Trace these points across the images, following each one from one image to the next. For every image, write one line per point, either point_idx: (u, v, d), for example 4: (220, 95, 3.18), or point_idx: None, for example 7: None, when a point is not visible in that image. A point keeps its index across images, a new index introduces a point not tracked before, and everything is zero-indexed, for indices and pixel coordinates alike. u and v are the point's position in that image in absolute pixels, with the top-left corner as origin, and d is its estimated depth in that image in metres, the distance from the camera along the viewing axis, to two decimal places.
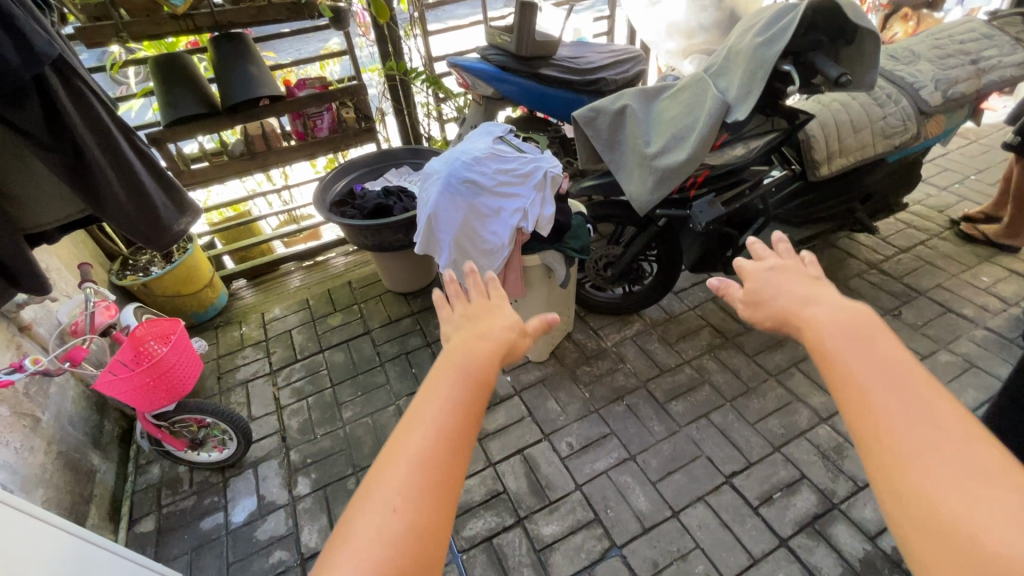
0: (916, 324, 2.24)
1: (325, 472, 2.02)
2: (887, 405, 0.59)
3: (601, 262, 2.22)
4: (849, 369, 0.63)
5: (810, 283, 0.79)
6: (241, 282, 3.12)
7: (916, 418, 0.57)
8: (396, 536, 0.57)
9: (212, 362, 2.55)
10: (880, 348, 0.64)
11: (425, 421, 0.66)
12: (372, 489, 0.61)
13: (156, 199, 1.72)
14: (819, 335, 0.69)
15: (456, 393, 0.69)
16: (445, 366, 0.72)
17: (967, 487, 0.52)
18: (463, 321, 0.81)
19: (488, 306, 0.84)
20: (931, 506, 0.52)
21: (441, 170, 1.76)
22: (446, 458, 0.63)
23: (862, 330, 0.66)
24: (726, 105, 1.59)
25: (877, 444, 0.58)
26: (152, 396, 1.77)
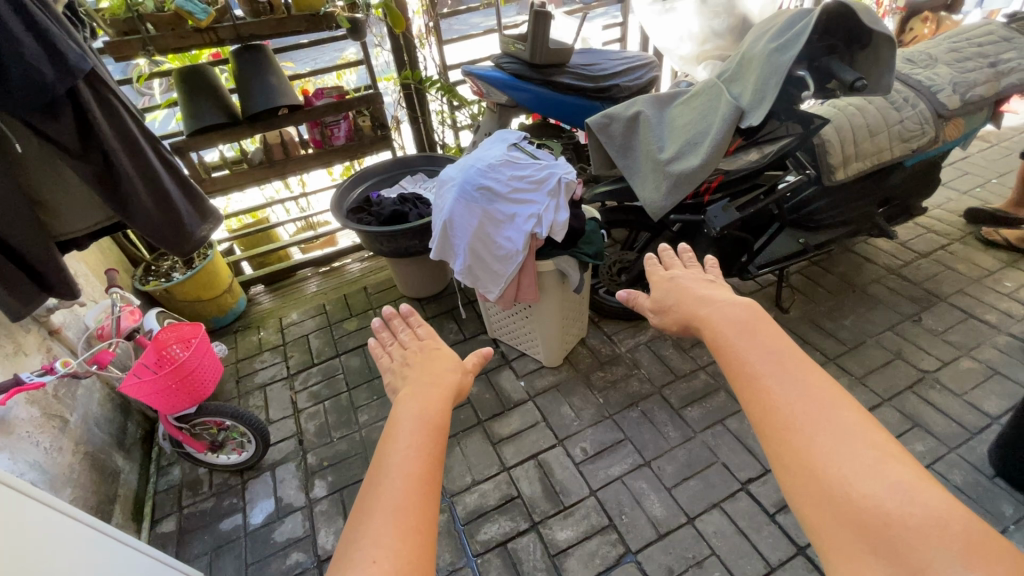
0: (937, 331, 2.21)
1: (341, 475, 2.05)
2: (763, 372, 0.77)
3: (614, 267, 2.27)
4: (735, 355, 0.82)
5: (707, 295, 1.00)
6: (259, 287, 3.18)
7: (783, 382, 0.75)
8: (394, 542, 0.64)
9: (232, 365, 2.60)
10: (758, 334, 0.83)
11: (411, 446, 0.76)
12: (371, 508, 0.68)
13: (181, 207, 1.77)
14: (713, 335, 0.88)
15: (430, 425, 0.81)
16: (422, 405, 0.86)
17: (819, 425, 0.69)
18: (416, 370, 1.00)
19: (429, 376, 0.96)
20: (798, 444, 0.69)
21: (456, 177, 1.79)
22: (431, 473, 0.73)
23: (741, 324, 0.86)
24: (740, 111, 1.59)
25: (759, 407, 0.75)
26: (174, 398, 1.81)
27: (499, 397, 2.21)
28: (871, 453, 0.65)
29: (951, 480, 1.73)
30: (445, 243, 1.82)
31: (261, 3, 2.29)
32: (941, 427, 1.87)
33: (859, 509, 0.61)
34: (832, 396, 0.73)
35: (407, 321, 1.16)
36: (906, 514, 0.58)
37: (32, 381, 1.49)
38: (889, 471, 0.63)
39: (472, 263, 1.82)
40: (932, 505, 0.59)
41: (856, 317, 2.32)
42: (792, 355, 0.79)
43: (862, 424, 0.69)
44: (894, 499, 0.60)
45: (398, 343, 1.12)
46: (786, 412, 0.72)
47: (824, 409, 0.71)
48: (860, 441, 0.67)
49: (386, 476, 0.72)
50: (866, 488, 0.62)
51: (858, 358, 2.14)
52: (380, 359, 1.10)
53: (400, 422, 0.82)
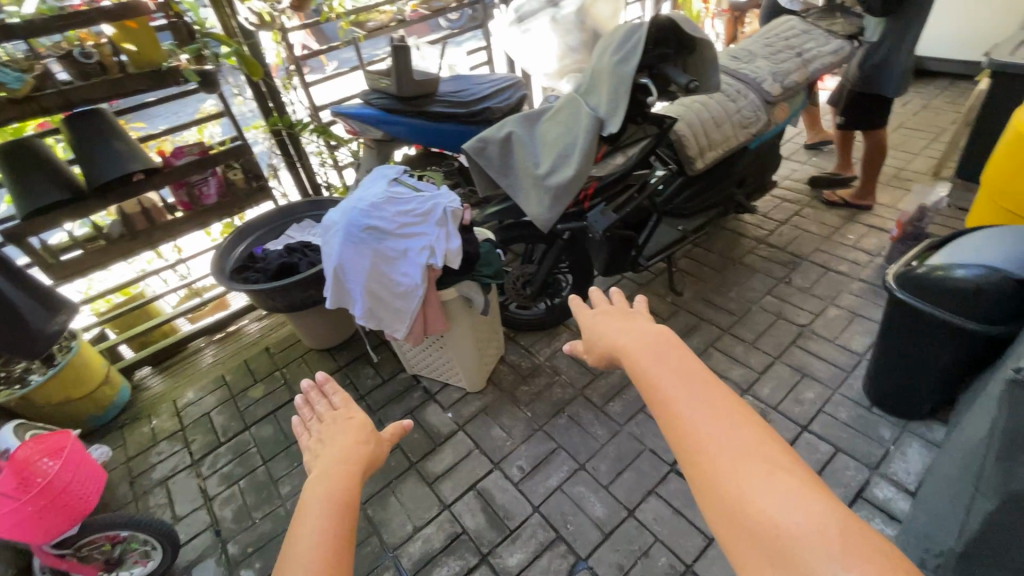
0: (805, 287, 2.49)
1: (270, 558, 1.88)
2: (665, 387, 0.71)
3: (519, 282, 2.29)
4: (641, 371, 0.75)
5: (619, 315, 0.90)
6: (145, 370, 2.86)
7: (686, 394, 0.69)
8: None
9: (122, 466, 2.30)
10: (664, 348, 0.76)
11: (318, 530, 0.69)
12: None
13: (16, 300, 1.58)
14: (622, 353, 0.81)
15: (342, 501, 0.74)
16: (331, 481, 0.77)
17: (721, 439, 0.63)
18: (326, 443, 0.89)
19: (347, 443, 0.87)
20: (703, 460, 0.63)
21: (340, 222, 1.73)
22: (339, 559, 0.67)
23: (652, 341, 0.79)
24: (600, 120, 1.72)
25: (666, 423, 0.68)
26: (47, 523, 1.55)
27: (429, 434, 2.14)
28: (764, 464, 0.60)
29: (839, 418, 1.94)
30: (341, 290, 1.75)
31: (90, 64, 2.08)
32: (823, 372, 2.11)
33: (756, 522, 0.56)
34: (730, 406, 0.67)
35: (322, 391, 1.03)
36: (794, 525, 0.55)
37: None
38: (783, 481, 0.59)
39: (372, 305, 1.76)
40: (819, 514, 0.55)
41: (739, 288, 2.55)
42: (695, 369, 0.73)
43: (761, 436, 0.64)
44: (785, 511, 0.56)
45: (315, 417, 0.99)
46: (687, 426, 0.66)
47: (721, 420, 0.65)
48: (759, 452, 0.62)
49: (288, 573, 0.64)
50: (762, 500, 0.57)
51: (748, 325, 2.36)
52: (300, 439, 0.96)
53: (307, 505, 0.73)
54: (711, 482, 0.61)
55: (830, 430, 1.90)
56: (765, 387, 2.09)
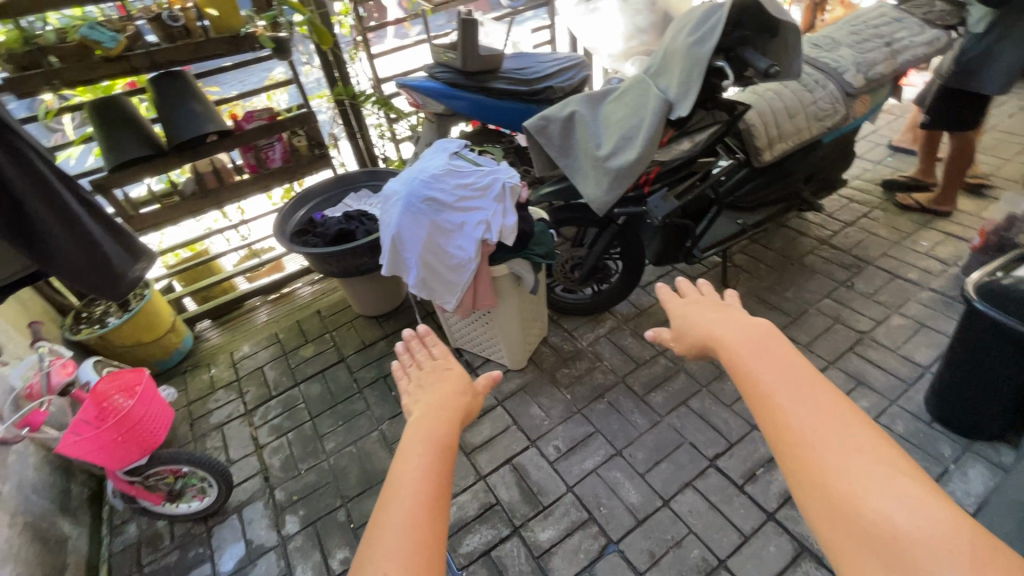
0: (868, 293, 2.37)
1: (313, 507, 1.98)
2: (767, 382, 0.70)
3: (568, 264, 2.28)
4: (739, 362, 0.74)
5: (707, 302, 0.90)
6: (205, 323, 3.03)
7: (787, 390, 0.68)
8: (402, 559, 0.64)
9: (183, 408, 2.47)
10: (758, 340, 0.76)
11: (421, 466, 0.75)
12: (380, 532, 0.67)
13: (106, 246, 1.71)
14: (717, 343, 0.80)
15: (441, 445, 0.80)
16: (431, 425, 0.84)
17: (831, 437, 0.62)
18: (426, 390, 0.96)
19: (446, 394, 0.93)
20: (811, 458, 0.62)
21: (401, 191, 1.77)
22: (439, 495, 0.72)
23: (747, 332, 0.78)
24: (668, 104, 1.67)
25: (767, 417, 0.68)
26: (122, 452, 1.70)
27: None
28: (881, 467, 0.59)
29: (895, 430, 1.86)
30: (397, 258, 1.80)
31: (176, 27, 2.19)
32: (881, 382, 2.01)
33: (872, 524, 0.55)
34: (840, 406, 0.66)
35: (423, 340, 1.09)
36: (917, 531, 0.54)
37: None
38: (901, 485, 0.57)
39: (426, 275, 1.80)
40: (944, 521, 0.54)
41: (796, 288, 2.45)
42: (800, 364, 0.71)
43: (875, 438, 0.62)
44: (905, 516, 0.55)
45: (416, 363, 1.05)
46: (793, 423, 0.65)
47: (830, 418, 0.64)
48: (869, 453, 0.61)
49: (397, 499, 0.71)
50: (878, 502, 0.56)
51: (802, 327, 2.27)
52: (401, 381, 1.04)
53: (411, 443, 0.79)
54: (819, 480, 0.60)
55: None
56: None
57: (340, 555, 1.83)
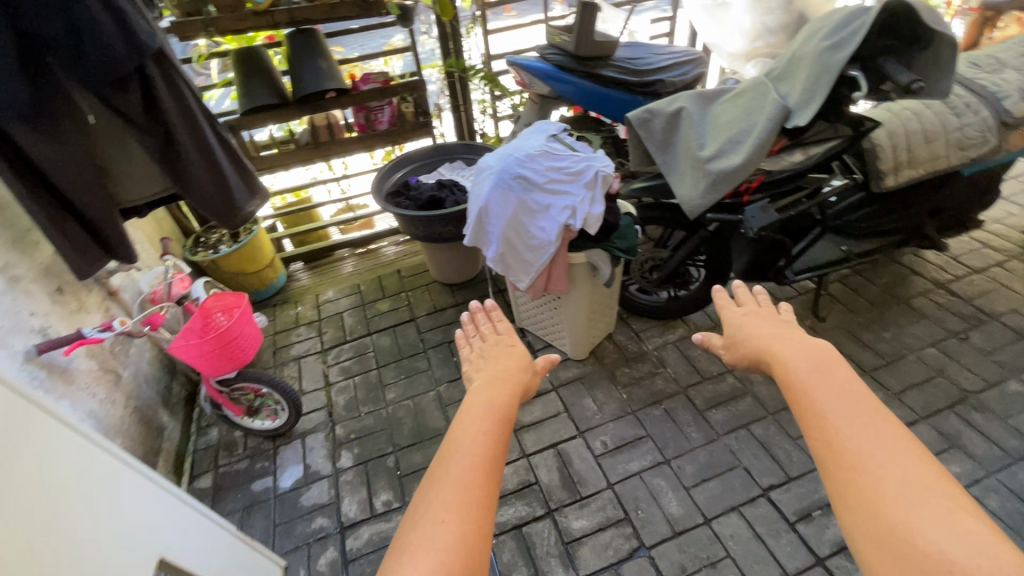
0: (984, 350, 2.11)
1: (367, 448, 2.13)
2: (827, 407, 0.76)
3: (647, 264, 2.22)
4: (801, 387, 0.81)
5: (772, 330, 1.00)
6: (299, 265, 3.31)
7: (846, 415, 0.74)
8: (457, 509, 0.70)
9: (270, 337, 2.72)
10: (814, 365, 0.84)
11: (481, 429, 0.82)
12: (439, 480, 0.74)
13: (232, 182, 1.92)
14: (781, 367, 0.88)
15: (500, 412, 0.88)
16: (492, 395, 0.92)
17: (889, 466, 0.67)
18: (490, 361, 1.07)
19: (509, 370, 1.01)
20: (863, 481, 0.67)
21: (495, 166, 1.81)
22: (494, 458, 0.78)
23: (810, 359, 0.86)
24: (786, 110, 1.57)
25: (823, 439, 0.73)
26: (217, 362, 1.92)
27: None
28: (941, 502, 0.63)
29: (987, 505, 1.66)
30: (480, 230, 1.85)
31: None
32: (980, 449, 1.80)
33: (925, 554, 0.59)
34: (901, 438, 0.71)
35: (488, 315, 1.23)
36: (974, 565, 0.57)
37: (92, 336, 1.61)
38: (961, 521, 0.61)
39: (505, 251, 1.83)
40: (1005, 561, 0.56)
41: (897, 330, 2.24)
42: (862, 396, 0.77)
43: (935, 474, 0.66)
44: (963, 550, 0.58)
45: (480, 334, 1.20)
46: (850, 447, 0.70)
47: (891, 449, 0.69)
48: (931, 489, 0.64)
49: (457, 455, 0.78)
50: (934, 534, 0.60)
51: (896, 373, 2.07)
52: (464, 350, 1.19)
53: (472, 408, 0.88)
54: (870, 502, 0.65)
55: None
56: None
57: (383, 497, 1.96)
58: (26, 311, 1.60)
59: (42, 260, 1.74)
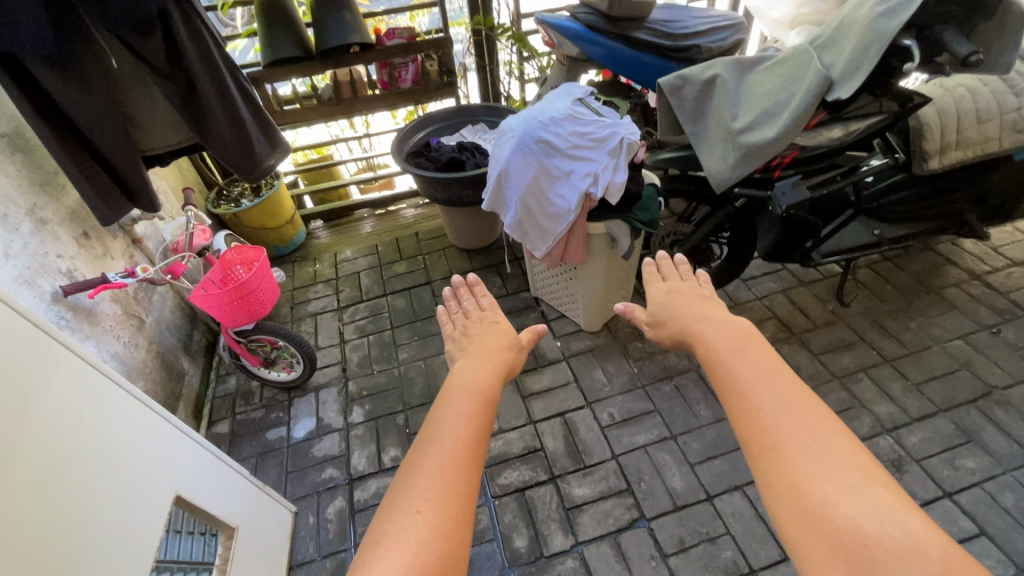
0: (1015, 345, 2.03)
1: (378, 405, 2.18)
2: (755, 395, 0.94)
3: (667, 239, 2.17)
4: (732, 378, 1.00)
5: (699, 311, 1.24)
6: (318, 223, 3.32)
7: (772, 403, 0.91)
8: (434, 497, 0.86)
9: (288, 292, 2.76)
10: (752, 359, 1.02)
11: (461, 417, 1.00)
12: (421, 463, 0.92)
13: (253, 134, 1.91)
14: (716, 358, 1.06)
15: (480, 398, 1.06)
16: (473, 383, 1.10)
17: (810, 449, 0.84)
18: (478, 339, 1.32)
19: (492, 354, 1.24)
20: (786, 462, 0.84)
21: (517, 129, 1.77)
22: (471, 446, 0.96)
23: (736, 349, 1.05)
24: (829, 81, 1.47)
25: (753, 426, 0.90)
26: (235, 313, 1.95)
27: (534, 354, 2.24)
28: (856, 476, 0.79)
29: (1000, 501, 1.63)
30: (499, 194, 1.81)
31: None
32: (999, 446, 1.75)
33: (841, 528, 0.74)
34: (820, 419, 0.88)
35: (473, 292, 1.51)
36: (884, 535, 0.71)
37: (116, 281, 1.65)
38: (871, 495, 0.76)
39: (522, 218, 1.80)
40: (911, 530, 0.71)
41: (924, 320, 2.16)
42: (786, 384, 0.95)
43: (847, 450, 0.83)
44: (873, 522, 0.73)
45: (464, 311, 1.46)
46: (774, 432, 0.88)
47: (813, 432, 0.86)
48: (844, 465, 0.81)
49: (437, 439, 0.95)
50: (849, 511, 0.75)
51: (919, 363, 2.01)
52: (449, 324, 1.45)
53: (455, 398, 1.05)
54: (791, 480, 0.82)
55: (981, 509, 1.62)
56: (913, 435, 1.81)
57: (392, 453, 2.01)
58: (53, 253, 1.64)
59: (69, 204, 1.78)
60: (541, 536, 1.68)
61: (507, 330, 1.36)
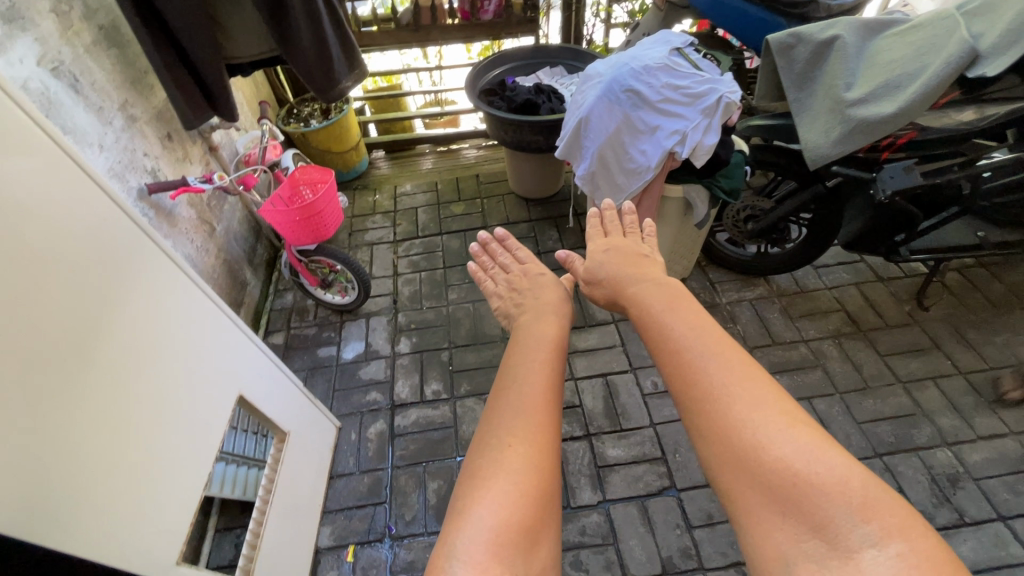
0: None
1: (424, 339, 2.23)
2: (690, 349, 1.01)
3: (742, 213, 2.04)
4: (666, 336, 1.07)
5: (631, 269, 1.29)
6: (380, 153, 3.31)
7: (705, 355, 0.99)
8: (518, 436, 0.92)
9: (347, 218, 2.81)
10: (684, 316, 1.09)
11: (533, 366, 1.06)
12: (500, 410, 0.98)
13: (334, 53, 1.89)
14: (653, 317, 1.13)
15: (548, 347, 1.13)
16: (535, 337, 1.16)
17: (741, 394, 0.91)
18: (528, 294, 1.33)
19: (547, 304, 1.27)
20: (720, 408, 0.91)
21: (605, 75, 1.66)
22: (551, 397, 1.01)
23: (666, 308, 1.13)
24: (974, 53, 1.31)
25: (690, 379, 0.98)
26: (299, 233, 1.99)
27: (583, 312, 2.22)
28: (783, 418, 0.86)
29: None
30: (575, 143, 1.73)
31: None
32: None
33: (773, 467, 0.81)
34: (747, 366, 0.96)
35: (506, 246, 1.49)
36: (809, 471, 0.79)
37: (196, 186, 1.70)
38: (794, 433, 0.84)
39: (596, 170, 1.73)
40: (832, 465, 0.79)
41: (1011, 335, 2.00)
42: (719, 337, 1.03)
43: (775, 393, 0.91)
44: (799, 459, 0.80)
45: (503, 265, 1.46)
46: (709, 384, 0.94)
47: (741, 379, 0.93)
48: (773, 409, 0.88)
49: (515, 387, 1.02)
50: (776, 452, 0.82)
51: (996, 381, 1.88)
52: (488, 282, 1.46)
53: (525, 353, 1.11)
54: (725, 426, 0.89)
55: None
56: (975, 453, 1.72)
57: (433, 386, 2.07)
58: (140, 151, 1.70)
59: (156, 104, 1.82)
60: (570, 487, 1.72)
61: (555, 281, 1.35)
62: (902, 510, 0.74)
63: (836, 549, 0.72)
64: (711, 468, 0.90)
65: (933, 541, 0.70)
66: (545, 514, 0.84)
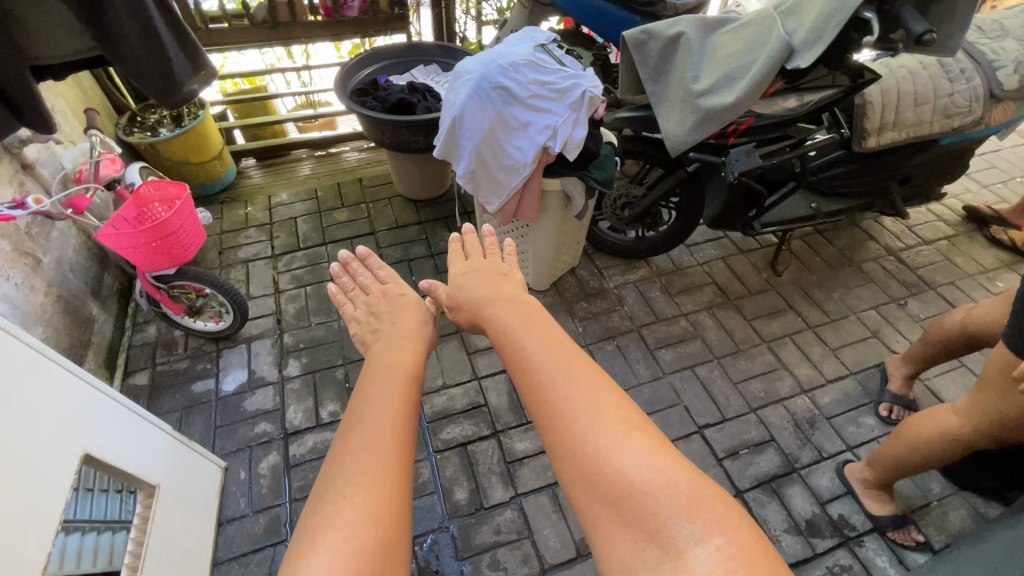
0: (918, 317, 2.24)
1: (316, 358, 2.09)
2: (541, 365, 1.00)
3: (619, 200, 2.16)
4: (519, 354, 1.05)
5: (488, 286, 1.29)
6: (250, 161, 3.04)
7: (554, 370, 0.98)
8: (356, 481, 0.82)
9: (215, 236, 2.54)
10: (536, 331, 1.09)
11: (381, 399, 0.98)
12: (341, 454, 0.88)
13: (171, 51, 1.68)
14: (508, 335, 1.11)
15: (403, 376, 1.06)
16: (390, 367, 1.09)
17: (585, 407, 0.91)
18: (386, 318, 1.27)
19: (404, 332, 1.21)
20: (569, 424, 0.91)
21: (474, 72, 1.65)
22: (401, 432, 0.93)
23: (521, 325, 1.12)
24: (790, 49, 1.48)
25: (542, 396, 0.96)
26: (153, 257, 1.75)
27: None
28: (622, 428, 0.88)
29: None
30: (452, 142, 1.70)
31: None
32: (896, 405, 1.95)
33: (614, 479, 0.82)
34: (593, 378, 0.97)
35: (366, 265, 1.43)
36: (644, 479, 0.81)
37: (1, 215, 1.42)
38: (633, 441, 0.86)
39: (476, 168, 1.71)
40: (664, 469, 0.82)
41: (844, 291, 2.33)
42: (569, 350, 1.03)
43: (618, 402, 0.93)
44: (636, 469, 0.82)
45: (364, 286, 1.39)
46: (557, 400, 0.94)
47: (587, 391, 0.94)
48: (614, 419, 0.89)
49: (360, 425, 0.93)
50: (616, 463, 0.83)
51: (836, 330, 2.18)
52: (348, 307, 1.37)
53: (375, 386, 1.02)
54: (573, 441, 0.88)
55: None
56: (826, 396, 1.98)
57: (330, 408, 1.95)
58: None
59: None
60: (481, 488, 1.71)
61: (416, 302, 1.32)
62: (722, 505, 0.78)
63: (668, 552, 0.74)
64: (564, 485, 0.89)
65: (747, 529, 0.76)
66: (389, 566, 0.75)
